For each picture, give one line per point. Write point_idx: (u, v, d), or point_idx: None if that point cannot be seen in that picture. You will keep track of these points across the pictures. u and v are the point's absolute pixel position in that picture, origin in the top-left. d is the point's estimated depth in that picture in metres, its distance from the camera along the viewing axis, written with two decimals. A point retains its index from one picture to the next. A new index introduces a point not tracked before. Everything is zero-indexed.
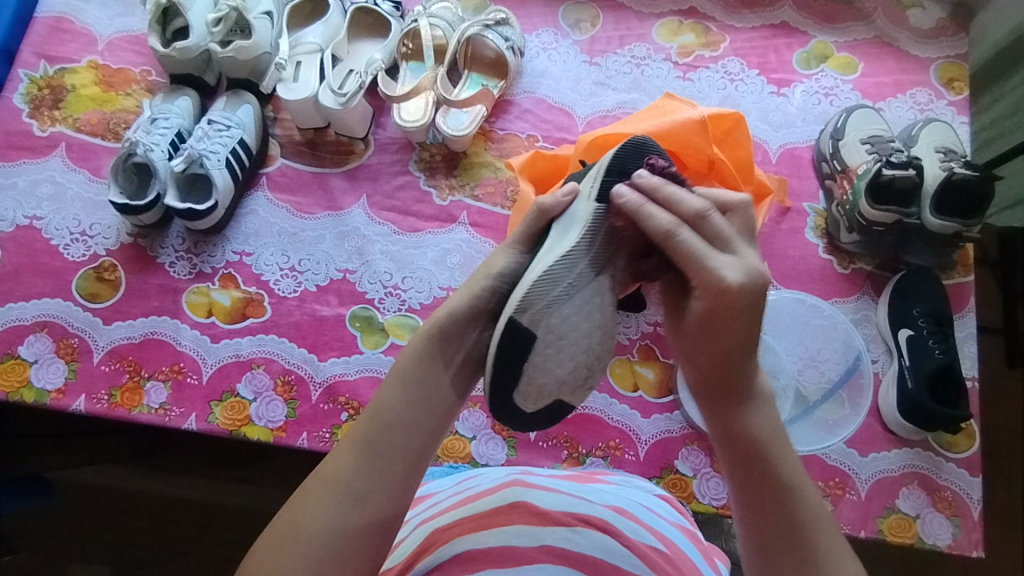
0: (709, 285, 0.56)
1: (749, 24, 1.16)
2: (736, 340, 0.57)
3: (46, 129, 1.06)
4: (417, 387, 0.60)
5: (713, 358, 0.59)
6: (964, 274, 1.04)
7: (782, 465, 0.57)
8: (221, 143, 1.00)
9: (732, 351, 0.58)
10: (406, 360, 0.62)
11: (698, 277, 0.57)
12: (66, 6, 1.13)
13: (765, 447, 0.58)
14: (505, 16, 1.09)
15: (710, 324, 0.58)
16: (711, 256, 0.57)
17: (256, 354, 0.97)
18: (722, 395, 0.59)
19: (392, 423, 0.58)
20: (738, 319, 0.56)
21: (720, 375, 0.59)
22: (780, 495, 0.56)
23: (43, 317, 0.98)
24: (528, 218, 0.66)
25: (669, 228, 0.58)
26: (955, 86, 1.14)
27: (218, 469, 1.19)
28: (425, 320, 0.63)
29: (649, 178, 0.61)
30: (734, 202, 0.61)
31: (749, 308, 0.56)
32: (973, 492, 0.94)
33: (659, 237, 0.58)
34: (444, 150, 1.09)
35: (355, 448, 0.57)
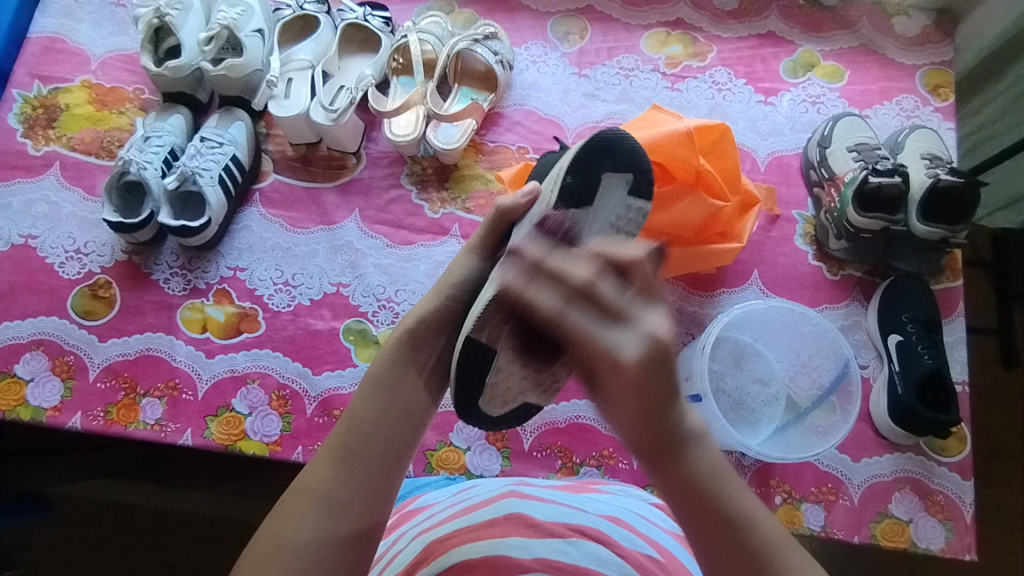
0: (605, 365, 0.50)
1: (736, 34, 1.18)
2: (650, 399, 0.52)
3: (40, 148, 1.07)
4: (393, 391, 0.63)
5: (633, 419, 0.53)
6: (952, 280, 1.05)
7: (728, 504, 0.52)
8: (214, 160, 1.01)
9: (650, 407, 0.52)
10: (379, 369, 0.64)
11: (595, 357, 0.51)
12: (60, 26, 1.14)
13: (706, 492, 0.53)
14: (494, 30, 1.11)
15: (624, 395, 0.52)
16: (602, 332, 0.50)
17: (251, 369, 0.98)
18: (654, 451, 0.54)
19: (369, 426, 0.59)
20: (646, 384, 0.50)
21: (646, 431, 0.54)
22: (735, 538, 0.51)
23: (39, 335, 0.99)
24: (488, 221, 0.71)
25: (555, 309, 0.52)
26: (941, 93, 1.15)
27: (215, 481, 1.20)
28: (396, 327, 0.68)
29: (530, 252, 0.57)
30: (627, 259, 0.52)
31: (651, 376, 0.50)
32: (966, 496, 0.95)
33: (549, 319, 0.53)
34: (435, 163, 1.10)
35: (334, 455, 0.58)
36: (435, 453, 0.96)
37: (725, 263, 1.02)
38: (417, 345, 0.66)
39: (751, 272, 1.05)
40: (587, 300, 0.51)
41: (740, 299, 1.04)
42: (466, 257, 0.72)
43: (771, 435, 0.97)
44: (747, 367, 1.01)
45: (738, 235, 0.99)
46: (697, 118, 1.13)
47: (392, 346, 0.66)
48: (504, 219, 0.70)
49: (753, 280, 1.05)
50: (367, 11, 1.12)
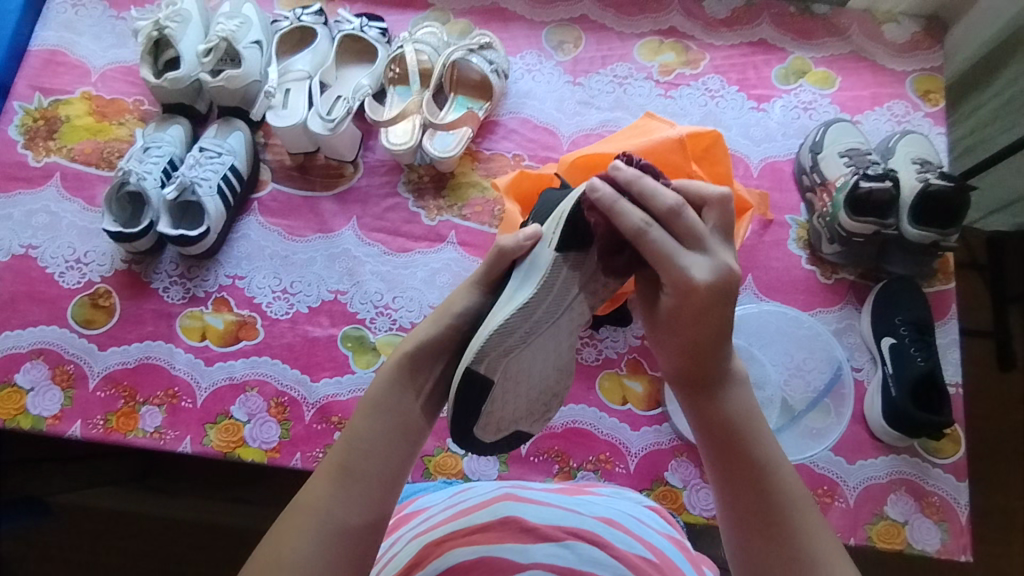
0: (676, 281, 0.59)
1: (728, 42, 1.19)
2: (708, 327, 0.60)
3: (40, 159, 1.09)
4: (390, 414, 0.62)
5: (685, 347, 0.62)
6: (944, 282, 1.06)
7: (755, 441, 0.59)
8: (213, 170, 1.02)
9: (705, 338, 0.60)
10: (376, 392, 0.64)
11: (668, 273, 0.59)
12: (60, 39, 1.16)
13: (738, 426, 0.60)
14: (489, 40, 1.12)
15: (683, 317, 0.60)
16: (680, 255, 0.59)
17: (250, 377, 0.99)
18: (697, 381, 0.62)
19: (367, 447, 0.60)
20: (707, 310, 0.59)
21: (693, 362, 0.62)
22: (755, 471, 0.58)
23: (39, 344, 0.99)
24: (489, 259, 0.68)
25: (638, 225, 0.59)
26: (931, 99, 1.16)
27: (215, 489, 1.20)
28: (394, 350, 0.67)
29: (624, 172, 0.61)
30: (713, 197, 0.62)
31: (715, 304, 0.58)
32: (961, 497, 0.95)
33: (631, 233, 0.59)
34: (431, 170, 1.11)
35: (331, 474, 0.58)
36: (432, 458, 0.97)
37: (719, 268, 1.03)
38: (414, 368, 0.65)
39: (745, 276, 1.06)
40: (669, 224, 0.60)
41: None
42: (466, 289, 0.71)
43: None
44: None
45: (731, 240, 1.00)
46: (691, 124, 1.14)
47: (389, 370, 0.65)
48: (505, 259, 0.67)
49: (747, 284, 1.06)
50: (364, 21, 1.13)
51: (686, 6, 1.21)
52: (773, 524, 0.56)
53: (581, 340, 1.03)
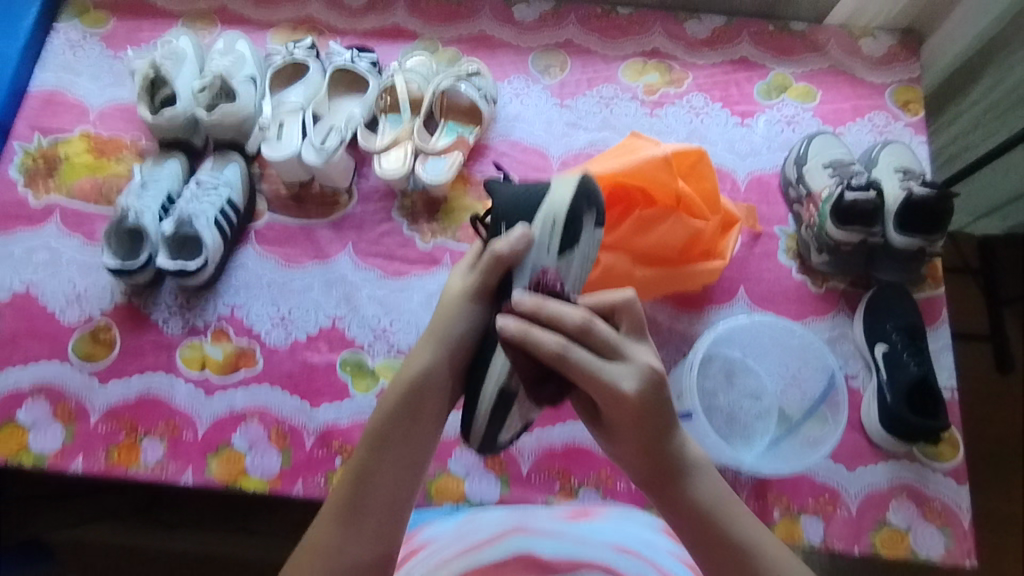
0: (613, 395, 0.59)
1: (710, 61, 1.22)
2: (650, 432, 0.60)
3: (41, 198, 1.11)
4: (398, 448, 0.62)
5: (640, 452, 0.61)
6: (933, 287, 1.07)
7: (731, 525, 0.60)
8: (210, 203, 1.04)
9: (651, 441, 0.61)
10: (382, 424, 0.63)
11: (600, 390, 0.59)
12: (59, 80, 1.19)
13: (712, 518, 0.60)
14: (477, 67, 1.15)
15: (633, 424, 0.60)
16: (603, 366, 0.59)
17: (250, 406, 0.99)
18: (664, 486, 0.61)
19: (376, 484, 0.60)
20: (644, 416, 0.59)
21: (649, 466, 0.61)
22: (741, 557, 0.59)
23: (41, 381, 1.00)
24: (483, 269, 0.67)
25: (558, 348, 0.59)
26: (911, 108, 1.19)
27: (220, 520, 1.20)
28: (399, 377, 0.65)
29: (525, 300, 0.63)
30: (617, 303, 0.63)
31: (650, 407, 0.59)
32: (962, 501, 0.95)
33: (552, 358, 0.60)
34: (424, 196, 1.13)
35: (340, 514, 0.59)
36: (434, 481, 0.97)
37: (711, 281, 1.05)
38: (416, 399, 0.64)
39: (737, 289, 1.07)
40: (584, 341, 0.60)
41: (728, 315, 1.06)
42: (464, 307, 0.68)
43: (767, 449, 0.98)
44: (739, 383, 1.02)
45: (719, 253, 1.03)
46: (677, 141, 1.17)
47: (391, 403, 0.64)
48: (501, 267, 0.66)
49: (739, 296, 1.07)
50: (354, 53, 1.16)
51: (668, 28, 1.25)
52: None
53: None
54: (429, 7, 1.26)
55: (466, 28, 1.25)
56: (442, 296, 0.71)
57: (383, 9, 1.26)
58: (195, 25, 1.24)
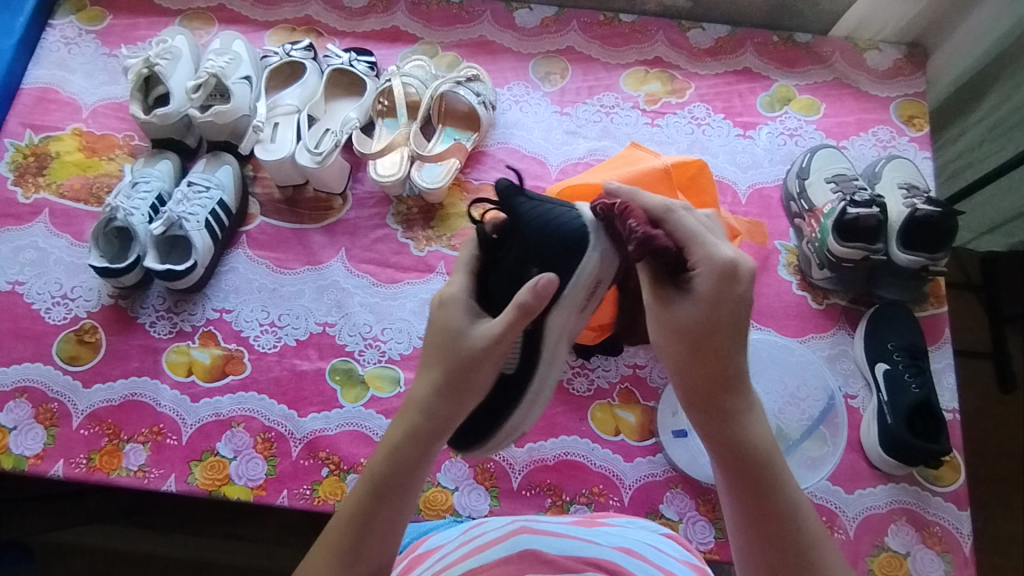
0: (707, 273, 0.57)
1: (713, 71, 1.21)
2: (727, 329, 0.58)
3: (30, 196, 1.09)
4: (400, 493, 0.59)
5: (707, 349, 0.58)
6: (936, 306, 1.05)
7: (771, 456, 0.59)
8: (201, 205, 1.02)
9: (724, 338, 0.58)
10: (386, 465, 0.59)
11: (697, 257, 0.58)
12: (53, 77, 1.17)
13: (752, 441, 0.59)
14: (476, 73, 1.14)
15: (709, 310, 0.57)
16: (704, 237, 0.58)
17: (236, 413, 0.97)
18: (714, 398, 0.59)
19: (377, 526, 0.58)
20: (732, 301, 0.57)
21: (710, 371, 0.59)
22: (769, 493, 0.58)
23: (23, 382, 0.98)
24: (509, 321, 0.58)
25: (665, 208, 0.60)
26: (915, 123, 1.17)
27: (206, 525, 1.17)
28: (406, 414, 0.61)
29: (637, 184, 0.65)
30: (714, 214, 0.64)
31: (738, 294, 0.57)
32: (963, 527, 0.93)
33: (656, 216, 0.60)
34: (420, 202, 1.11)
35: (338, 556, 0.57)
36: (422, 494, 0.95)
37: None
38: (430, 445, 0.60)
39: None
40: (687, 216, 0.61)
41: None
42: (489, 359, 0.59)
43: None
44: None
45: None
46: (678, 152, 1.15)
47: (399, 443, 0.60)
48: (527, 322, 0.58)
49: None
50: (353, 56, 1.15)
51: (671, 37, 1.23)
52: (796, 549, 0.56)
53: (570, 371, 1.02)
54: (429, 10, 1.24)
55: (467, 33, 1.23)
56: (451, 341, 0.60)
57: (383, 11, 1.24)
58: (192, 24, 1.23)
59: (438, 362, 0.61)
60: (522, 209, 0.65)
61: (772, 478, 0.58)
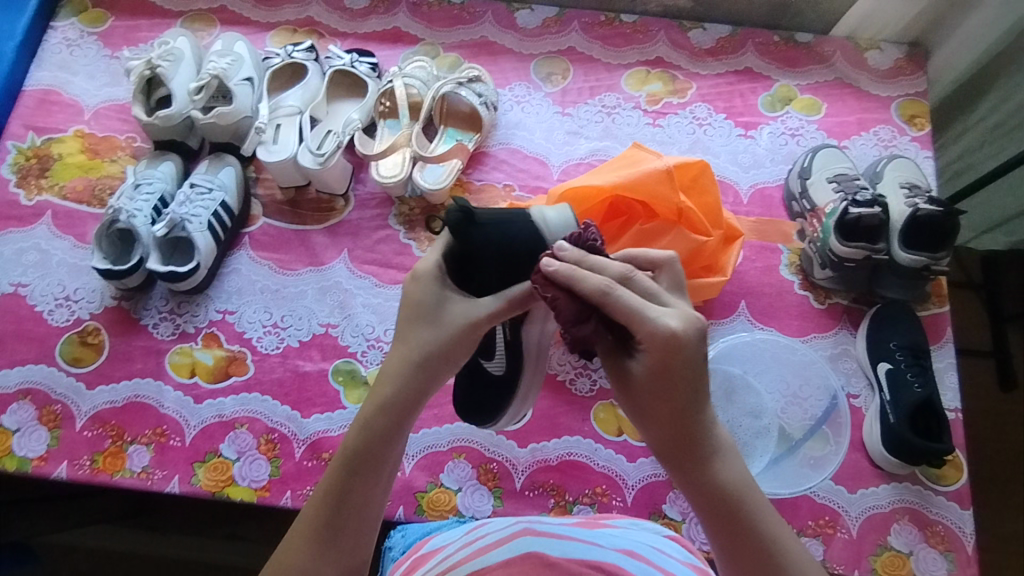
0: (655, 348, 0.53)
1: (714, 71, 1.21)
2: (683, 397, 0.54)
3: (33, 198, 1.09)
4: (373, 468, 0.58)
5: (669, 418, 0.56)
6: (938, 306, 1.05)
7: (747, 507, 0.56)
8: (203, 207, 1.02)
9: (682, 406, 0.55)
10: (357, 439, 0.59)
11: (641, 332, 0.53)
12: (55, 79, 1.17)
13: (725, 497, 0.55)
14: (477, 74, 1.14)
15: (663, 377, 0.54)
16: (647, 308, 0.53)
17: (239, 414, 0.97)
18: (680, 458, 0.56)
19: (351, 502, 0.58)
20: (685, 369, 0.53)
21: (677, 440, 0.56)
22: (760, 552, 0.54)
23: (27, 384, 0.98)
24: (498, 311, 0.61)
25: (604, 285, 0.53)
26: (917, 123, 1.17)
27: (209, 526, 1.17)
28: (378, 385, 0.60)
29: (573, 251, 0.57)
30: (660, 260, 0.60)
31: (691, 360, 0.53)
32: (966, 526, 0.93)
33: (596, 297, 0.54)
34: (422, 203, 1.11)
35: (315, 534, 0.57)
36: (425, 495, 0.95)
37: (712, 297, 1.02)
38: (403, 417, 0.59)
39: (738, 303, 1.06)
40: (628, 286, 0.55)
41: (728, 330, 1.04)
42: (466, 331, 0.61)
43: (766, 468, 0.96)
44: (738, 400, 1.01)
45: (722, 269, 1.00)
46: (680, 152, 1.15)
47: (370, 417, 0.59)
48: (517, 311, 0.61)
49: (741, 311, 1.05)
50: (354, 57, 1.15)
51: (672, 37, 1.23)
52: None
53: (573, 371, 1.02)
54: (430, 11, 1.24)
55: (468, 33, 1.23)
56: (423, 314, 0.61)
57: (385, 12, 1.24)
58: (194, 25, 1.23)
59: (409, 333, 0.61)
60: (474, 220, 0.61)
61: (760, 541, 0.55)
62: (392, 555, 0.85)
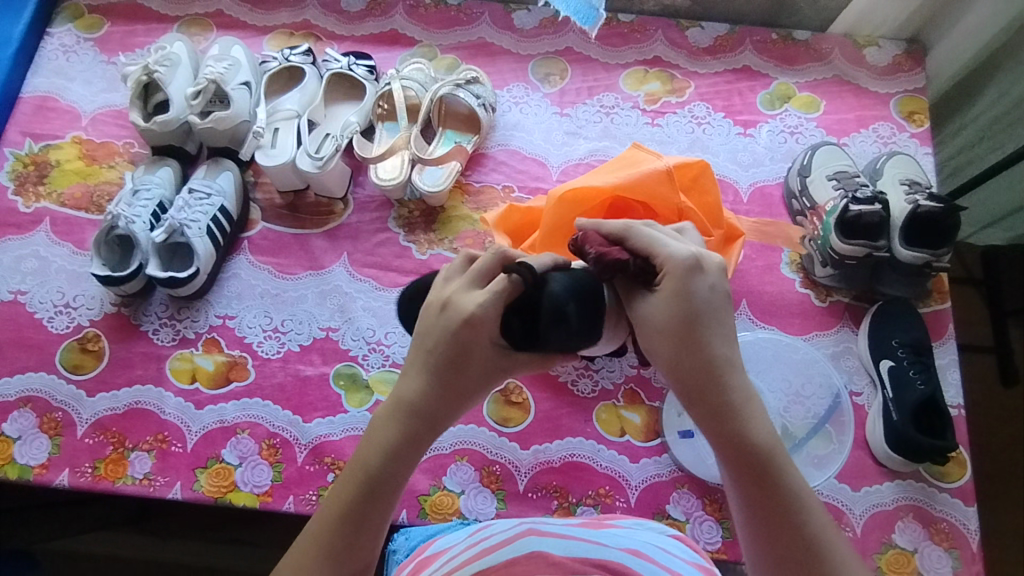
0: (674, 272, 0.58)
1: (712, 70, 1.21)
2: (705, 336, 0.58)
3: (31, 205, 1.09)
4: (389, 493, 0.58)
5: (694, 361, 0.58)
6: (940, 302, 1.05)
7: (771, 454, 0.57)
8: (202, 212, 1.02)
9: (706, 346, 0.58)
10: (375, 464, 0.58)
11: (661, 262, 0.59)
12: (51, 86, 1.17)
13: (751, 443, 0.56)
14: (475, 75, 1.13)
15: (686, 312, 0.58)
16: (664, 243, 0.60)
17: (241, 419, 0.97)
18: (706, 404, 0.58)
19: (366, 525, 0.58)
20: (705, 307, 0.58)
21: (703, 383, 0.57)
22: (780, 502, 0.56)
23: (27, 392, 0.98)
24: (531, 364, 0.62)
25: (623, 226, 0.62)
26: (916, 119, 1.17)
27: (211, 531, 1.17)
28: (401, 413, 0.60)
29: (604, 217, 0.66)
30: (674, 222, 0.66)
31: (710, 298, 0.58)
32: (970, 522, 0.93)
33: (619, 238, 0.62)
34: (421, 205, 1.11)
35: (328, 555, 0.57)
36: (428, 498, 0.94)
37: None
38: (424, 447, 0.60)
39: (739, 302, 1.05)
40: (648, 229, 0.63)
41: None
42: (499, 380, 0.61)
43: None
44: None
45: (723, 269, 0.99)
46: (679, 151, 1.15)
47: (393, 444, 0.59)
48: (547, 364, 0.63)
49: (741, 309, 1.05)
50: (351, 60, 1.15)
51: (670, 36, 1.23)
52: (805, 547, 0.55)
53: (574, 372, 1.01)
54: (427, 13, 1.24)
55: (465, 35, 1.23)
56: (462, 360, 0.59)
57: (381, 14, 1.24)
58: (190, 30, 1.23)
59: (439, 364, 0.59)
60: (544, 285, 0.57)
61: (780, 490, 0.56)
62: (396, 558, 0.85)
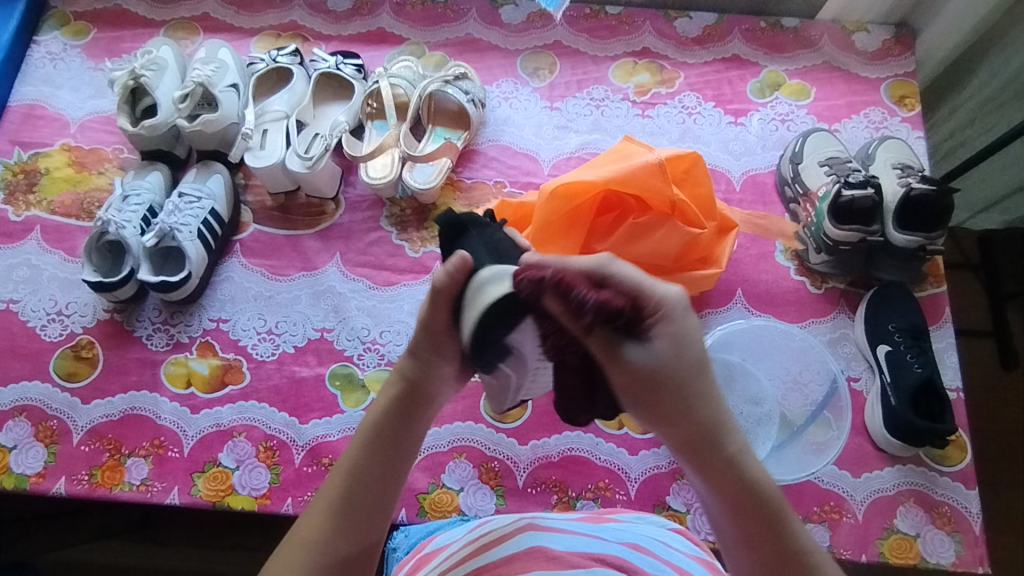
0: (670, 314, 0.54)
1: (702, 59, 1.20)
2: (697, 381, 0.54)
3: (21, 214, 1.08)
4: (390, 447, 0.58)
5: (681, 407, 0.54)
6: (936, 286, 1.05)
7: (776, 500, 0.54)
8: (192, 215, 1.01)
9: (697, 389, 0.54)
10: (376, 419, 0.59)
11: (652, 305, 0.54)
12: (39, 94, 1.17)
13: (758, 491, 0.54)
14: (464, 71, 1.13)
15: (677, 358, 0.54)
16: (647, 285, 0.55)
17: (237, 422, 0.97)
18: (705, 454, 0.54)
19: (369, 478, 0.56)
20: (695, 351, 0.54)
21: (699, 431, 0.54)
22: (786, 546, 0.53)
23: (21, 402, 0.97)
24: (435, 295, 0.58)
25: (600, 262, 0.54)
26: (907, 103, 1.16)
27: (212, 537, 1.16)
28: (397, 373, 0.61)
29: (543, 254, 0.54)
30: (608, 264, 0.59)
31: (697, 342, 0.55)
32: (972, 506, 0.92)
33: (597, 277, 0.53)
34: (413, 203, 1.11)
35: (331, 512, 0.55)
36: (428, 496, 0.94)
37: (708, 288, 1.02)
38: (421, 403, 0.59)
39: (734, 291, 1.05)
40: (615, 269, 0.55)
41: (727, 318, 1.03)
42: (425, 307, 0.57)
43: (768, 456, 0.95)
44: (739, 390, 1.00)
45: (717, 260, 1.00)
46: (670, 142, 1.14)
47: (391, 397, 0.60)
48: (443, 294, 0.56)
49: (736, 299, 1.05)
50: (339, 59, 1.15)
51: (658, 27, 1.23)
52: None
53: None
54: (414, 11, 1.24)
55: (453, 31, 1.23)
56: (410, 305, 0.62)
57: (368, 13, 1.24)
58: (177, 34, 1.22)
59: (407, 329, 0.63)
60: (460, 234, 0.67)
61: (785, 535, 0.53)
62: (396, 556, 0.84)
